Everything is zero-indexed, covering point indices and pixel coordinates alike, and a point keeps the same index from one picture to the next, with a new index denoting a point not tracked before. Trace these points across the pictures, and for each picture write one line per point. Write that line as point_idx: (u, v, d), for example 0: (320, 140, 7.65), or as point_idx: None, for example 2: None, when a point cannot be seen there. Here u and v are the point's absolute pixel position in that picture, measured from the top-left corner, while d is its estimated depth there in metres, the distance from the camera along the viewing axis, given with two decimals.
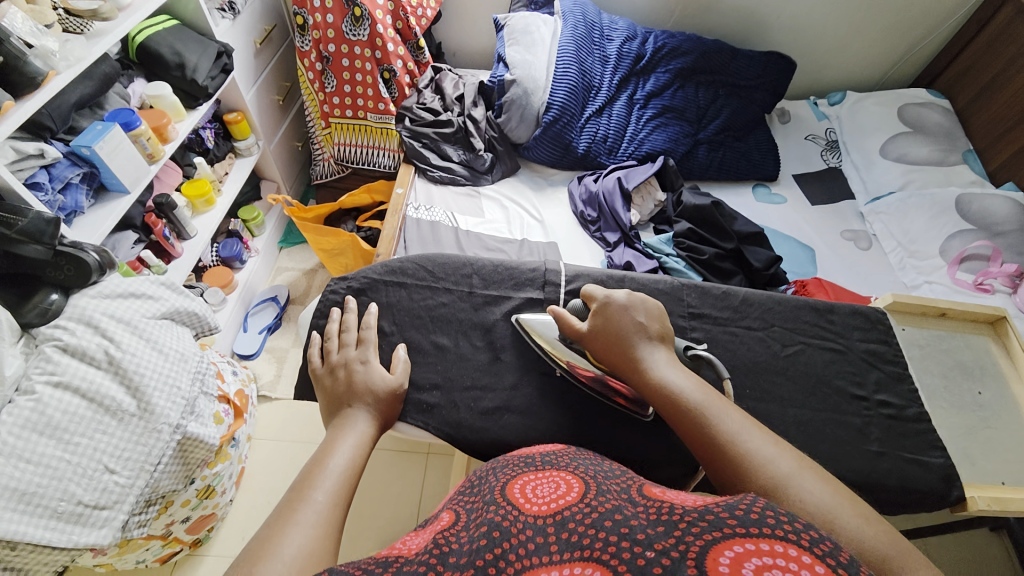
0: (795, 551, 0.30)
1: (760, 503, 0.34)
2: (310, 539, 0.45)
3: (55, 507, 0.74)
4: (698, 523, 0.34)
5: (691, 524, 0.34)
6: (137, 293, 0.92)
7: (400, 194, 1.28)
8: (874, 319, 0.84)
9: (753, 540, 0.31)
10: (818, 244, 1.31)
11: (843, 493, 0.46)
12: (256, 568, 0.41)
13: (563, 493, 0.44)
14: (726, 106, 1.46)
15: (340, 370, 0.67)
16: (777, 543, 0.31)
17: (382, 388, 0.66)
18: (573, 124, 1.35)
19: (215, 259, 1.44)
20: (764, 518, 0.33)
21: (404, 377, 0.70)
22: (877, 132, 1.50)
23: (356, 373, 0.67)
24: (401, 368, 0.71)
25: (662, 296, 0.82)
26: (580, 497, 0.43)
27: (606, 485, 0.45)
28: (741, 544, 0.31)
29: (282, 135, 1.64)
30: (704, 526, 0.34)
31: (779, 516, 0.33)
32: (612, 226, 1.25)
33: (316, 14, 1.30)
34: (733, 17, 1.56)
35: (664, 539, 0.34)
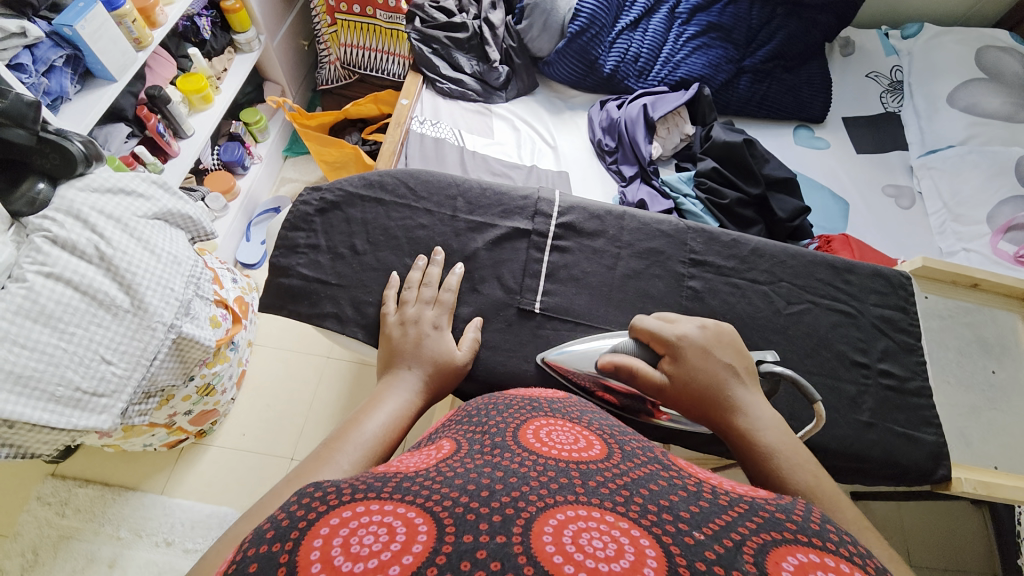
0: (850, 568, 0.27)
1: (817, 514, 0.32)
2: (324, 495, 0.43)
3: (53, 390, 0.77)
4: (752, 518, 0.30)
5: (743, 515, 0.31)
6: (126, 190, 0.90)
7: (403, 105, 1.18)
8: (896, 284, 0.77)
9: (815, 553, 0.28)
10: (855, 199, 1.20)
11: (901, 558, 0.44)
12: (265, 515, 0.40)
13: (584, 446, 0.40)
14: (782, 28, 1.27)
15: (411, 327, 0.65)
16: (843, 562, 0.27)
17: (443, 360, 0.63)
18: (602, 38, 1.20)
19: (216, 162, 1.41)
20: (825, 531, 0.30)
21: (470, 356, 0.67)
22: (950, 74, 1.31)
23: (426, 335, 0.65)
24: (469, 346, 0.67)
25: (663, 238, 0.76)
26: (604, 455, 0.38)
27: (628, 445, 0.41)
28: (804, 553, 0.27)
29: (287, 31, 1.51)
30: (761, 522, 0.30)
31: (841, 533, 0.30)
32: (630, 159, 1.15)
33: None
34: None
35: (716, 522, 0.30)
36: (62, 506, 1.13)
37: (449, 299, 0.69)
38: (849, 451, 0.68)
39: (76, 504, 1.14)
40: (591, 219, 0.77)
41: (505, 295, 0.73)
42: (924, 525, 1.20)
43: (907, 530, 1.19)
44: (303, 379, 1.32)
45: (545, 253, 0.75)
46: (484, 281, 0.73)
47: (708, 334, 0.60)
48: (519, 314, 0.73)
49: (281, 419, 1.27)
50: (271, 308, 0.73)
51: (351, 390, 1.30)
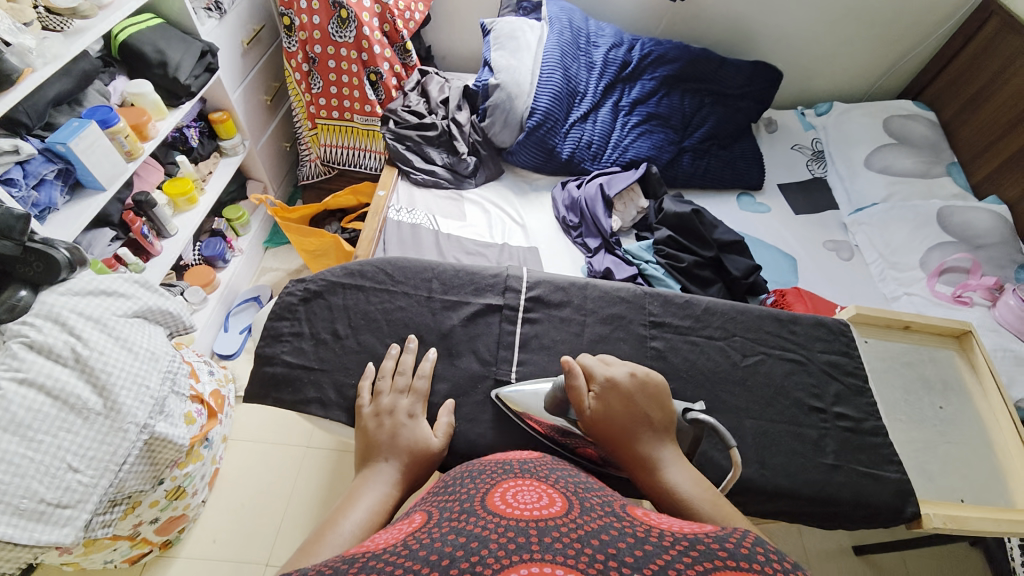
0: None
1: (750, 539, 0.35)
2: None
3: (17, 504, 0.74)
4: (689, 553, 0.33)
5: (681, 553, 0.33)
6: (108, 291, 0.92)
7: (381, 196, 1.27)
8: (837, 330, 0.83)
9: None
10: (800, 254, 1.32)
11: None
12: None
13: (546, 504, 0.42)
14: (711, 114, 1.46)
15: (386, 418, 0.66)
16: None
17: (419, 449, 0.63)
18: (557, 129, 1.35)
19: (198, 258, 1.44)
20: (753, 554, 0.33)
21: (444, 442, 0.67)
22: (862, 143, 1.51)
23: (401, 426, 0.65)
24: (443, 432, 0.67)
25: (623, 304, 0.82)
26: (564, 511, 0.40)
27: (588, 501, 0.43)
28: None
29: (269, 135, 1.64)
30: (696, 555, 0.32)
31: (768, 554, 0.33)
32: (593, 232, 1.25)
33: (302, 15, 1.31)
34: (722, 24, 1.56)
35: (657, 562, 0.32)
36: None
37: (422, 386, 0.71)
38: (821, 497, 0.69)
39: None
40: (557, 291, 0.83)
41: (481, 368, 0.76)
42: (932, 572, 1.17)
43: None
44: (281, 474, 1.26)
45: (516, 325, 0.79)
46: (460, 355, 0.77)
47: (614, 406, 0.60)
48: (494, 385, 0.75)
49: (260, 518, 1.19)
50: (253, 397, 0.73)
51: (332, 479, 1.25)
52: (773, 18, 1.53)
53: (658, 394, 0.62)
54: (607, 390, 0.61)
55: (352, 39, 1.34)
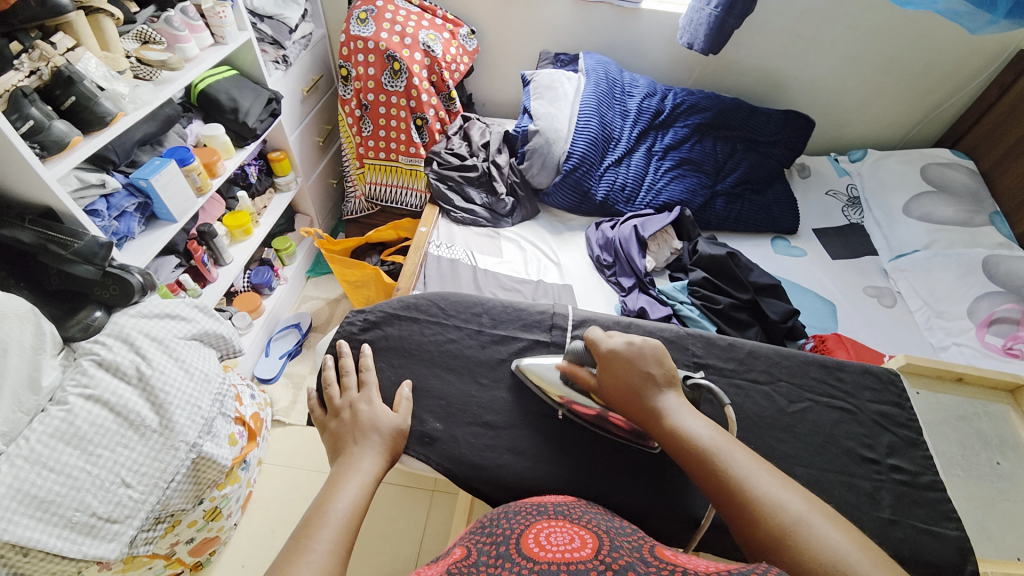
0: None
1: (769, 573, 0.37)
2: None
3: (70, 516, 0.77)
4: None
5: None
6: (172, 314, 0.99)
7: (423, 232, 1.34)
8: (886, 380, 0.81)
9: None
10: (839, 299, 1.30)
11: (858, 538, 0.48)
12: None
13: (577, 547, 0.48)
14: (744, 160, 1.49)
15: (345, 412, 0.68)
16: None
17: (387, 425, 0.67)
18: (592, 172, 1.40)
19: (247, 285, 1.53)
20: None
21: (407, 415, 0.72)
22: (899, 190, 1.50)
23: (360, 412, 0.68)
24: (405, 406, 0.72)
25: (667, 344, 0.82)
26: (594, 552, 0.47)
27: (617, 543, 0.51)
28: None
29: (319, 173, 1.75)
30: None
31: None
32: (627, 271, 1.27)
33: (359, 67, 1.44)
34: (752, 75, 1.62)
35: None
36: None
37: (370, 377, 0.73)
38: None
39: None
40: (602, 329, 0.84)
41: (528, 402, 0.78)
42: None
43: None
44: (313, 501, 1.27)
45: None
46: (509, 388, 0.79)
47: (620, 371, 0.66)
48: (540, 419, 0.77)
49: None
50: None
51: None
52: (803, 70, 1.59)
53: (658, 353, 0.67)
54: (609, 359, 0.68)
55: (402, 88, 1.45)
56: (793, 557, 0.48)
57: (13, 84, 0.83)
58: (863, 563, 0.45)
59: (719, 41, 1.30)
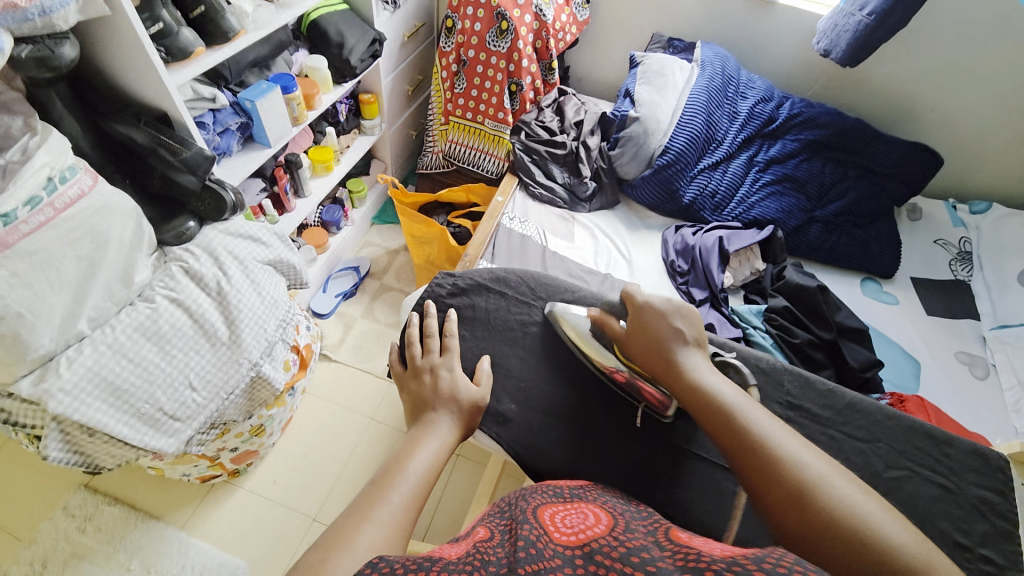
0: None
1: (789, 559, 0.38)
2: (384, 538, 0.47)
3: (139, 407, 0.83)
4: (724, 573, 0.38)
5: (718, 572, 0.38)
6: (253, 237, 1.02)
7: (498, 202, 1.32)
8: (995, 465, 0.73)
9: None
10: (926, 359, 1.19)
11: (877, 500, 0.50)
12: (332, 555, 0.43)
13: (591, 525, 0.50)
14: (853, 188, 1.37)
15: (426, 375, 0.69)
16: None
17: (465, 398, 0.67)
18: (685, 172, 1.33)
19: (317, 220, 1.57)
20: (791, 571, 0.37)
21: (487, 390, 0.71)
22: (1019, 255, 1.35)
23: (441, 379, 0.68)
24: (485, 380, 0.73)
25: (761, 375, 0.79)
26: (607, 530, 0.48)
27: (633, 524, 0.51)
28: None
29: (403, 122, 1.75)
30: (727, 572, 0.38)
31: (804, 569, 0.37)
32: (701, 282, 1.21)
33: (465, 21, 1.40)
34: (882, 97, 1.47)
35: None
36: (84, 520, 1.14)
37: (453, 345, 0.74)
38: None
39: (98, 522, 1.14)
40: None
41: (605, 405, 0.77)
42: None
43: None
44: (346, 440, 1.31)
45: None
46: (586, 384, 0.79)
47: (648, 323, 0.69)
48: (608, 420, 0.77)
49: (320, 473, 1.26)
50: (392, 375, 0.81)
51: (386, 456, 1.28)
52: (943, 100, 1.42)
53: (694, 317, 0.70)
54: (642, 310, 0.71)
55: (505, 50, 1.40)
56: (810, 513, 0.49)
57: None
58: (885, 523, 0.48)
59: (860, 55, 1.18)
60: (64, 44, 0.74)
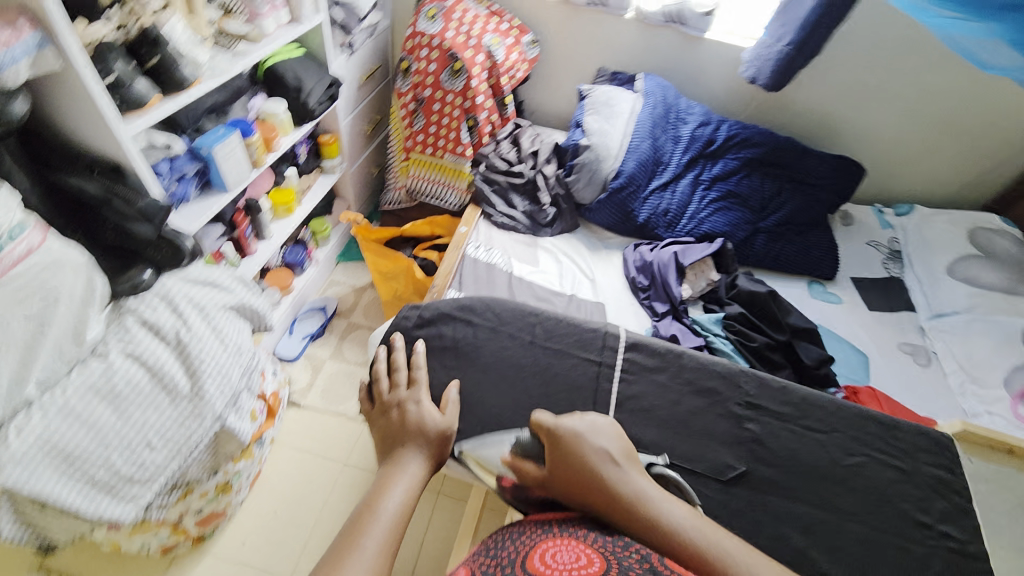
0: None
1: None
2: None
3: (93, 473, 0.79)
4: None
5: None
6: (213, 283, 0.99)
7: (463, 232, 1.35)
8: (942, 445, 0.79)
9: None
10: (874, 354, 1.27)
11: None
12: None
13: (584, 567, 0.48)
14: (789, 201, 1.48)
15: (394, 410, 0.71)
16: None
17: (433, 430, 0.68)
18: (638, 194, 1.41)
19: (280, 262, 1.55)
20: None
21: (454, 420, 0.72)
22: (944, 250, 1.48)
23: (409, 413, 0.70)
24: (452, 411, 0.76)
25: (719, 379, 0.83)
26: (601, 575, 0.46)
27: (625, 560, 0.50)
28: None
29: (363, 160, 1.78)
30: None
31: None
32: (662, 297, 1.27)
33: (420, 62, 1.46)
34: (807, 117, 1.61)
35: None
36: None
37: (421, 376, 0.77)
38: None
39: None
40: (654, 355, 0.86)
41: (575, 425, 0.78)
42: None
43: None
44: (321, 488, 1.27)
45: (612, 381, 0.83)
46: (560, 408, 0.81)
47: (575, 455, 0.65)
48: None
49: (295, 526, 1.20)
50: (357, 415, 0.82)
51: None
52: (859, 118, 1.57)
53: (612, 431, 0.69)
54: (564, 440, 0.67)
55: (460, 88, 1.46)
56: None
57: (98, 37, 0.84)
58: None
59: (783, 81, 1.30)
60: (15, 100, 0.73)
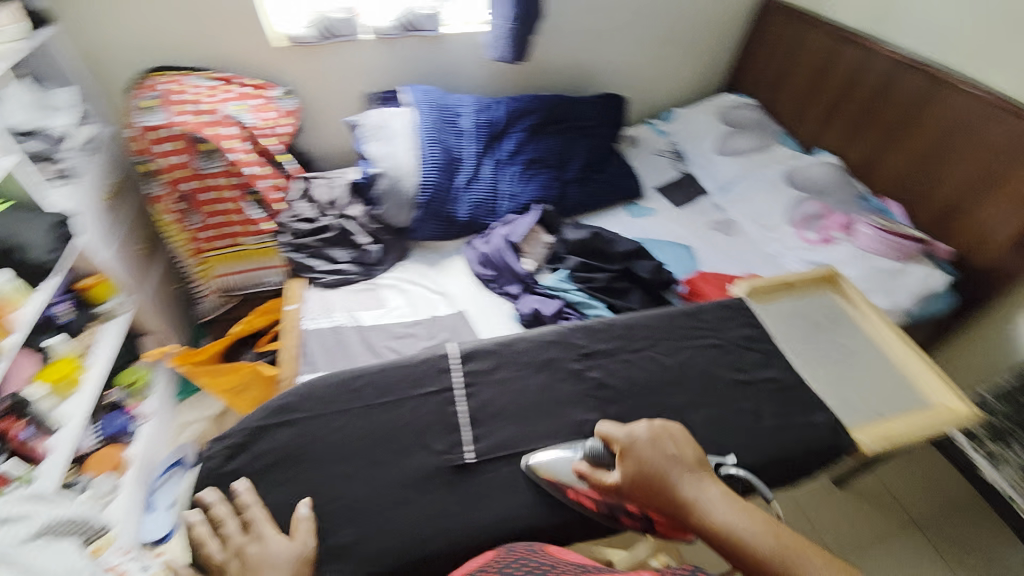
0: None
1: None
2: None
3: None
4: None
5: None
6: (9, 519, 0.88)
7: (292, 310, 1.24)
8: (737, 308, 1.02)
9: None
10: (694, 241, 1.47)
11: None
12: None
13: None
14: (579, 146, 1.61)
15: (236, 562, 0.71)
16: None
17: (281, 560, 0.71)
18: (449, 197, 1.41)
19: (99, 439, 1.30)
20: None
21: (306, 536, 0.75)
22: (708, 135, 1.73)
23: (251, 557, 0.71)
24: (303, 529, 0.75)
25: (551, 346, 0.96)
26: None
27: None
28: None
29: (155, 282, 1.54)
30: None
31: None
32: (511, 279, 1.30)
33: (163, 159, 1.29)
34: (564, 69, 1.76)
35: None
36: None
37: (256, 512, 0.76)
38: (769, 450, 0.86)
39: None
40: (484, 353, 0.94)
41: (437, 459, 0.84)
42: (908, 483, 1.41)
43: (896, 492, 1.40)
44: None
45: (457, 403, 0.89)
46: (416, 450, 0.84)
47: (645, 465, 0.72)
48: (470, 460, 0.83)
49: None
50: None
51: None
52: (603, 56, 1.76)
53: (681, 438, 0.75)
54: (633, 449, 0.74)
55: (221, 168, 1.33)
56: None
57: None
58: None
59: (522, 50, 1.38)
60: None
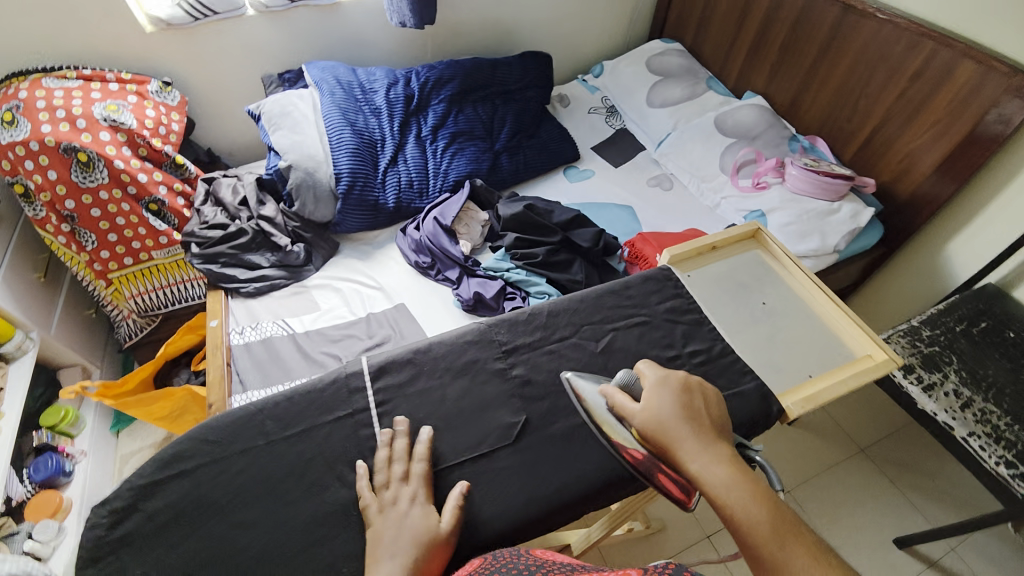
0: None
1: None
2: None
3: None
4: None
5: None
6: None
7: (215, 326, 1.13)
8: (663, 278, 0.99)
9: None
10: (634, 201, 1.44)
11: None
12: None
13: None
14: (507, 113, 1.54)
15: None
16: None
17: None
18: (373, 183, 1.32)
19: (31, 487, 1.19)
20: None
21: None
22: (639, 88, 1.67)
23: None
24: None
25: (472, 346, 0.85)
26: None
27: None
28: None
29: (63, 313, 1.39)
30: None
31: None
32: (448, 263, 1.24)
33: (34, 176, 1.12)
34: (482, 29, 1.64)
35: None
36: None
37: None
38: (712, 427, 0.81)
39: None
40: (399, 363, 0.81)
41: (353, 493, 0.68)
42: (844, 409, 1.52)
43: (833, 417, 1.51)
44: None
45: (372, 425, 0.74)
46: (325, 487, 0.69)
47: (660, 404, 0.62)
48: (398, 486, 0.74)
49: None
50: None
51: None
52: (520, 13, 1.65)
53: (713, 401, 0.65)
54: (654, 389, 0.64)
55: (107, 178, 1.17)
56: None
57: None
58: None
59: (428, 12, 1.27)
60: None
